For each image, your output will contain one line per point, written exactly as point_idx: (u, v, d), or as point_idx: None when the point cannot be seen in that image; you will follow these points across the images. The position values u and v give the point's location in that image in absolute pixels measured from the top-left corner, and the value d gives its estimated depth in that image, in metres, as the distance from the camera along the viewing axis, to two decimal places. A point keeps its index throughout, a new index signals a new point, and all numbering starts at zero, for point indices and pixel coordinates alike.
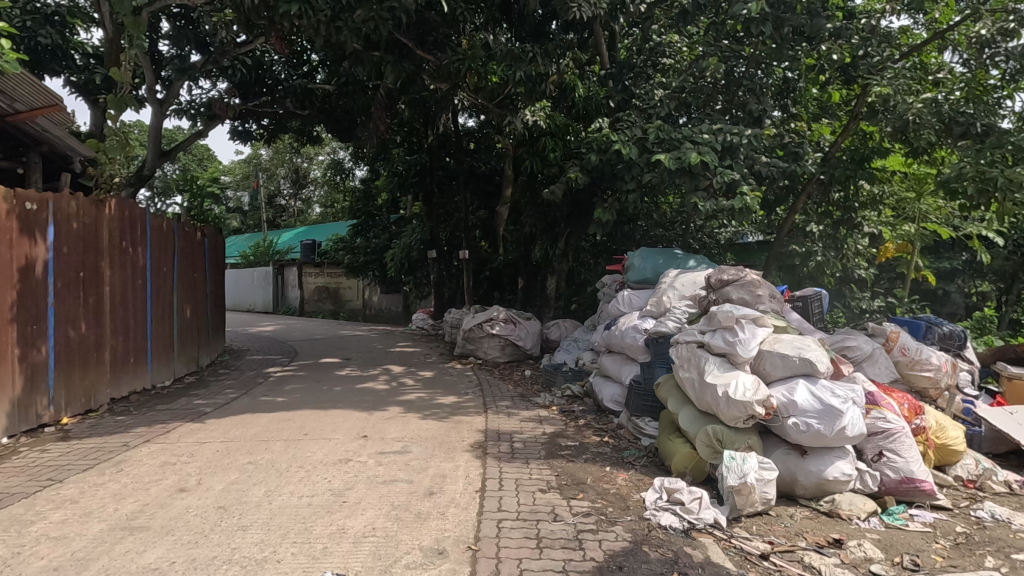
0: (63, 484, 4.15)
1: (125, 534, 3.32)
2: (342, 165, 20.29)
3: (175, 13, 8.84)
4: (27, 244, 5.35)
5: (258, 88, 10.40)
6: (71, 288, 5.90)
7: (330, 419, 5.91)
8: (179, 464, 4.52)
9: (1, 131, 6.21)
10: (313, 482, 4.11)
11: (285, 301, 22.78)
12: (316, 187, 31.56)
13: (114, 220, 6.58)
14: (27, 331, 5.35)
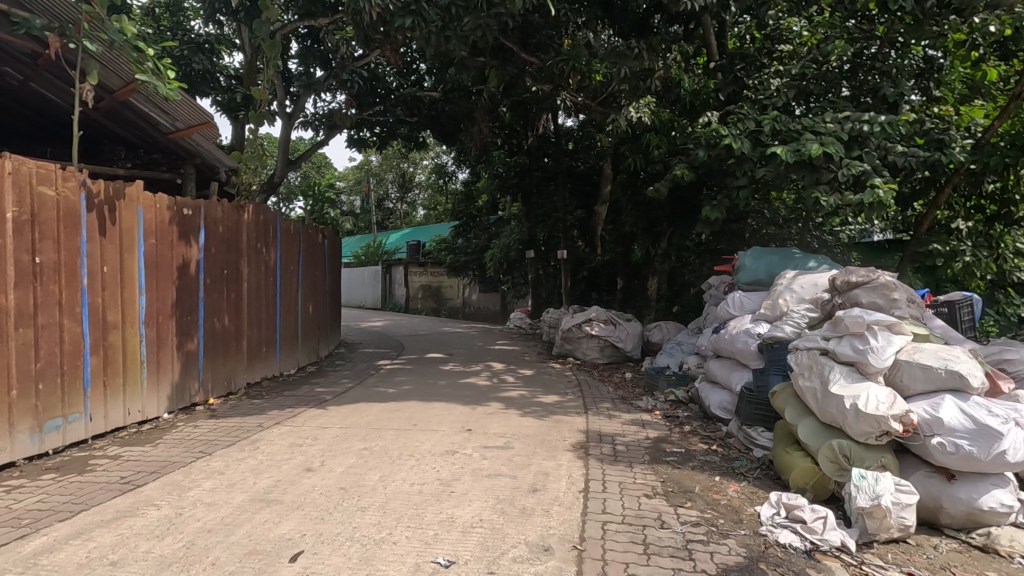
0: (213, 456, 4.71)
1: (263, 505, 3.69)
2: (445, 169, 21.10)
3: (303, 34, 9.69)
4: (183, 245, 6.11)
5: (372, 98, 11.00)
6: (217, 284, 6.66)
7: (436, 411, 6.19)
8: (305, 446, 4.96)
9: (165, 147, 7.14)
10: (423, 470, 4.33)
11: (392, 299, 24.12)
12: (420, 190, 33.10)
13: (251, 223, 7.34)
14: (183, 321, 6.12)
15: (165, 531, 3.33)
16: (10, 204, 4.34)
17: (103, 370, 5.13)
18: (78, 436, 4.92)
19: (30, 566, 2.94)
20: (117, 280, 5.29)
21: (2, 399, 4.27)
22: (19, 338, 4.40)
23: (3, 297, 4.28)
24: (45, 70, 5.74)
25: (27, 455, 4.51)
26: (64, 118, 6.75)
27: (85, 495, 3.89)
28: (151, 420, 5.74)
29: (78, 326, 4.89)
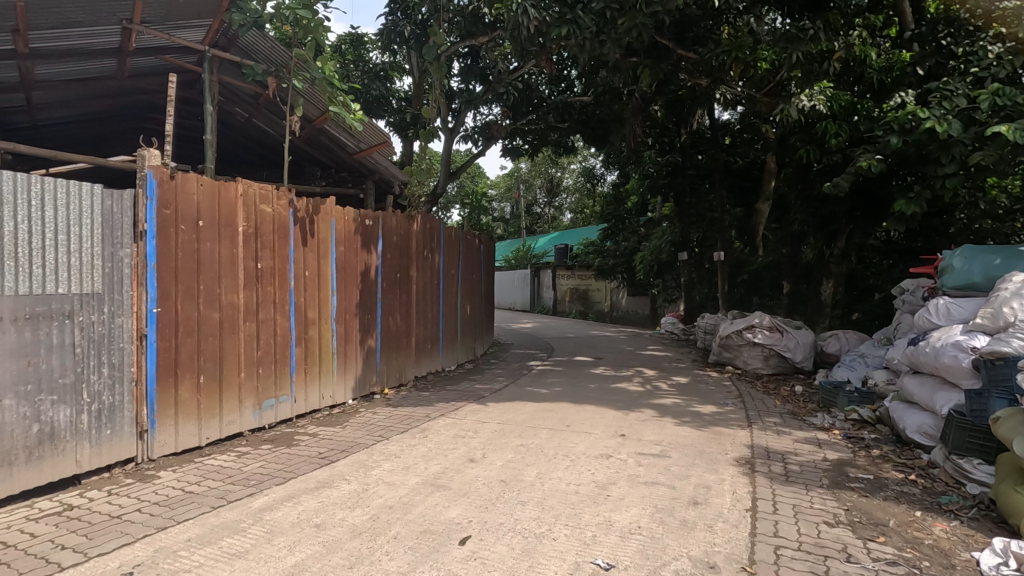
0: (390, 440, 5.26)
1: (434, 489, 4.02)
2: (593, 172, 21.04)
3: (464, 53, 10.37)
4: (365, 252, 6.92)
5: (526, 108, 11.44)
6: (392, 286, 7.43)
7: (588, 414, 6.22)
8: (467, 437, 5.31)
9: (352, 166, 8.12)
10: (578, 471, 4.38)
11: (540, 301, 24.67)
12: (568, 195, 33.43)
13: (420, 231, 8.06)
14: (364, 319, 6.92)
15: (355, 503, 3.80)
16: (242, 221, 5.29)
17: (304, 359, 6.01)
18: (286, 414, 5.81)
19: (257, 519, 3.54)
20: (315, 282, 6.16)
21: (234, 380, 5.21)
22: (246, 330, 5.33)
23: (236, 297, 5.23)
24: (263, 107, 6.88)
25: (251, 427, 5.43)
26: (276, 147, 8.02)
27: (293, 465, 4.58)
28: (340, 404, 6.58)
29: (287, 321, 5.78)
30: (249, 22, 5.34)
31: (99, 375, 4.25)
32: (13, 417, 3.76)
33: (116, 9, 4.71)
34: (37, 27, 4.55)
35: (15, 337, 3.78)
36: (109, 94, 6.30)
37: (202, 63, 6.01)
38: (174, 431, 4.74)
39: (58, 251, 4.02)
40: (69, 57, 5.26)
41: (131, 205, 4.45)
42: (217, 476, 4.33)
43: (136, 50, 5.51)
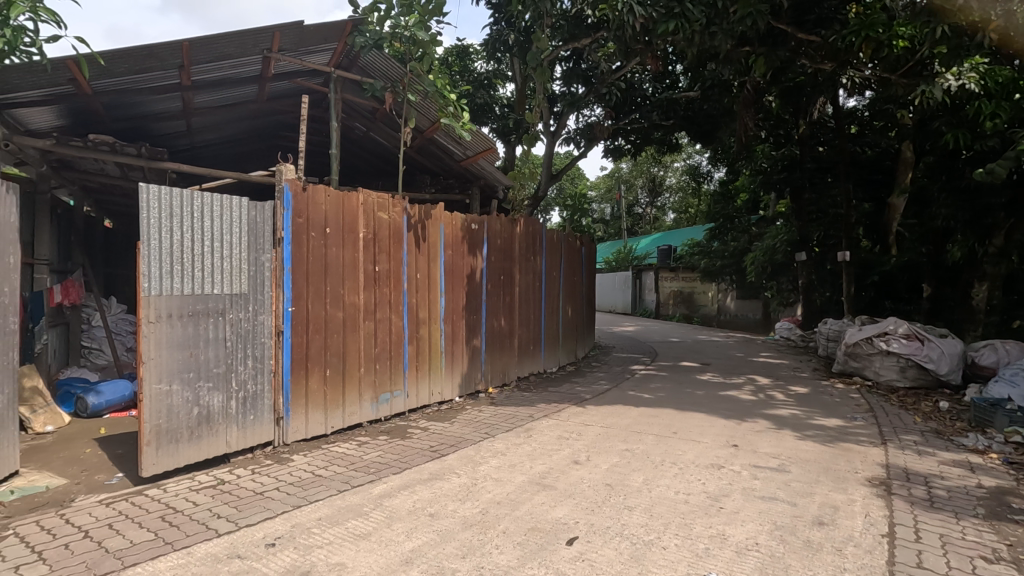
0: (496, 438, 5.40)
1: (539, 488, 4.08)
2: (699, 169, 20.15)
3: (567, 57, 10.40)
4: (472, 255, 7.17)
5: (629, 107, 11.23)
6: (496, 288, 7.63)
7: (696, 422, 5.97)
8: (571, 439, 5.32)
9: (459, 173, 8.45)
10: (688, 480, 4.22)
11: (642, 304, 24.06)
12: (671, 194, 32.27)
13: (522, 234, 8.20)
14: (470, 319, 7.16)
15: (465, 496, 3.95)
16: (362, 227, 5.71)
17: (416, 357, 6.35)
18: (399, 408, 6.17)
19: (378, 505, 3.80)
20: (426, 284, 6.49)
21: (355, 374, 5.64)
22: (365, 329, 5.74)
23: (357, 297, 5.65)
24: (379, 121, 7.37)
25: (369, 419, 5.84)
26: (390, 157, 8.56)
27: (407, 456, 4.86)
28: (447, 401, 6.87)
29: (401, 321, 6.14)
30: (369, 44, 5.76)
31: (245, 366, 4.79)
32: (180, 400, 4.35)
33: (258, 40, 5.31)
34: (197, 62, 5.25)
35: (181, 332, 4.38)
36: (251, 116, 7.10)
37: (328, 83, 6.58)
38: (305, 419, 5.22)
39: (214, 257, 4.60)
40: (221, 86, 5.99)
41: (271, 215, 4.98)
42: (341, 462, 4.71)
43: (274, 76, 6.16)
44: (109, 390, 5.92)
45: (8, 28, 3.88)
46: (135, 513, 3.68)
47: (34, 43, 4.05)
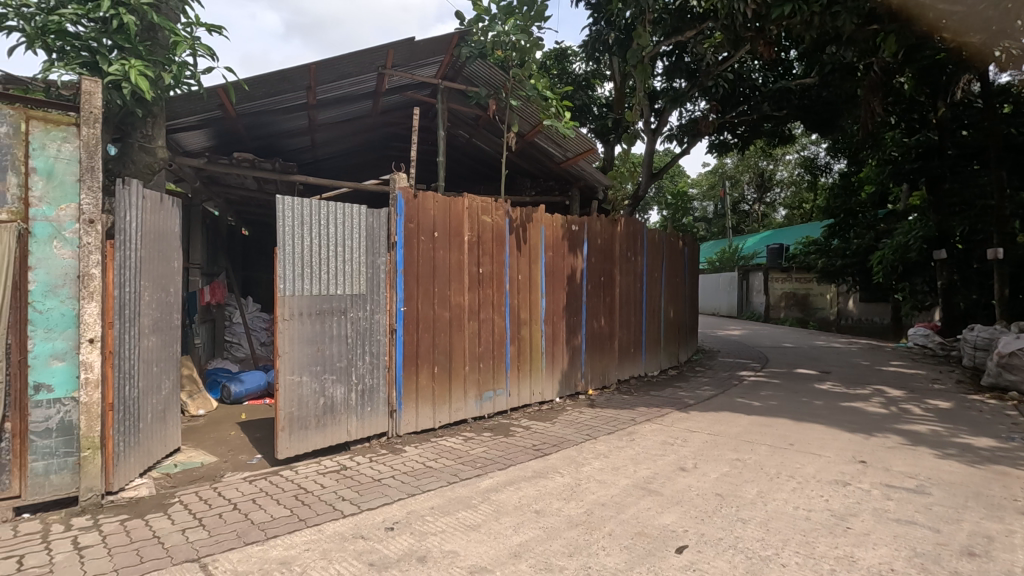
0: (598, 440, 5.38)
1: (644, 493, 4.01)
2: (815, 162, 18.66)
3: (669, 51, 10.10)
4: (572, 256, 7.19)
5: (736, 99, 10.68)
6: (596, 289, 7.58)
7: (815, 434, 5.54)
8: (676, 445, 5.16)
9: (559, 175, 8.50)
10: (808, 496, 3.94)
11: (749, 306, 22.69)
12: (782, 189, 30.10)
13: (623, 235, 8.08)
14: (570, 321, 7.18)
15: (570, 495, 3.98)
16: (467, 230, 5.93)
17: (517, 357, 6.48)
18: (502, 406, 6.33)
19: (485, 498, 3.93)
20: (527, 286, 6.61)
21: (460, 371, 5.87)
22: (470, 328, 5.96)
23: (462, 298, 5.89)
24: (482, 127, 7.62)
25: (474, 416, 6.05)
26: (492, 162, 8.81)
27: (511, 453, 4.98)
28: (548, 401, 6.94)
29: (503, 321, 6.30)
30: (475, 53, 6.01)
31: (363, 361, 5.17)
32: (309, 391, 4.79)
33: (374, 59, 5.72)
34: (322, 82, 5.76)
35: (310, 329, 4.82)
36: (366, 129, 7.63)
37: (435, 94, 6.92)
38: (415, 413, 5.53)
39: (337, 260, 5.00)
40: (341, 102, 6.51)
41: (386, 221, 5.33)
42: (449, 455, 4.94)
43: (387, 90, 6.59)
44: (249, 379, 6.64)
45: (174, 64, 4.52)
46: (273, 491, 4.10)
47: (193, 75, 4.67)
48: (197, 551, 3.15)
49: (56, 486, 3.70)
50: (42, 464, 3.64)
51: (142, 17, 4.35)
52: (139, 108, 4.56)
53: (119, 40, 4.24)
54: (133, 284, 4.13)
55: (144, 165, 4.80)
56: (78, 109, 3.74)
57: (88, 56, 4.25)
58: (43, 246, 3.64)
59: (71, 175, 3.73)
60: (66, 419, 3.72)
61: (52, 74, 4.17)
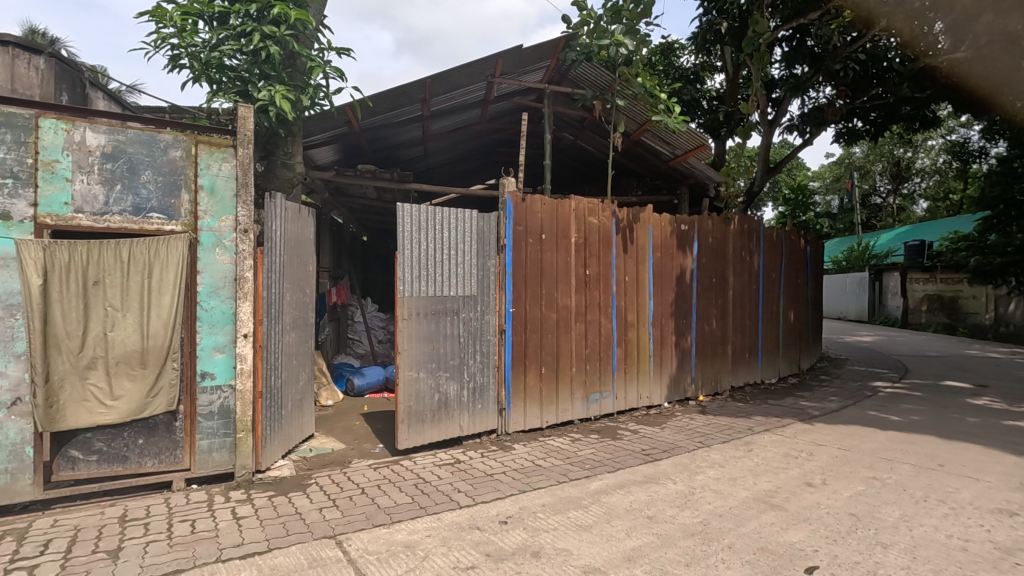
0: (712, 448, 5.16)
1: (766, 507, 3.78)
2: (966, 146, 16.43)
3: (788, 36, 9.41)
4: (681, 257, 6.95)
5: (868, 82, 9.69)
6: (707, 291, 7.27)
7: (971, 455, 4.89)
8: (801, 458, 4.81)
9: (667, 173, 8.25)
10: (964, 524, 3.49)
11: (882, 310, 20.48)
12: (923, 178, 26.73)
13: (737, 233, 7.67)
14: (680, 323, 6.95)
15: (684, 503, 3.86)
16: (574, 232, 5.96)
17: (624, 359, 6.38)
18: (608, 409, 6.27)
19: (596, 500, 3.93)
20: (635, 287, 6.49)
21: (567, 373, 5.90)
22: (577, 330, 5.97)
23: (569, 299, 5.91)
24: (587, 129, 7.62)
25: (580, 417, 6.05)
26: (596, 163, 8.77)
27: (621, 456, 4.92)
28: (656, 406, 6.76)
29: (610, 323, 6.24)
30: (580, 57, 6.03)
31: (474, 360, 5.38)
32: (425, 387, 5.07)
33: (484, 68, 5.93)
34: (436, 94, 6.06)
35: (426, 328, 5.10)
36: (475, 137, 7.92)
37: (541, 98, 7.03)
38: (523, 412, 5.64)
39: (451, 263, 5.25)
40: (452, 112, 6.82)
41: (495, 224, 5.50)
42: (558, 455, 4.99)
43: (495, 98, 6.80)
44: (369, 374, 7.18)
45: (310, 87, 5.04)
46: (395, 479, 4.39)
47: (326, 96, 5.17)
48: (333, 529, 3.47)
49: (217, 462, 4.24)
50: (207, 442, 4.19)
51: (285, 47, 4.87)
52: (282, 128, 5.12)
53: (267, 69, 4.79)
54: (277, 286, 4.63)
55: (285, 179, 5.37)
56: (234, 132, 4.27)
57: (241, 85, 4.84)
58: (208, 253, 4.19)
59: (229, 191, 4.26)
60: (225, 404, 4.26)
61: (214, 102, 4.80)
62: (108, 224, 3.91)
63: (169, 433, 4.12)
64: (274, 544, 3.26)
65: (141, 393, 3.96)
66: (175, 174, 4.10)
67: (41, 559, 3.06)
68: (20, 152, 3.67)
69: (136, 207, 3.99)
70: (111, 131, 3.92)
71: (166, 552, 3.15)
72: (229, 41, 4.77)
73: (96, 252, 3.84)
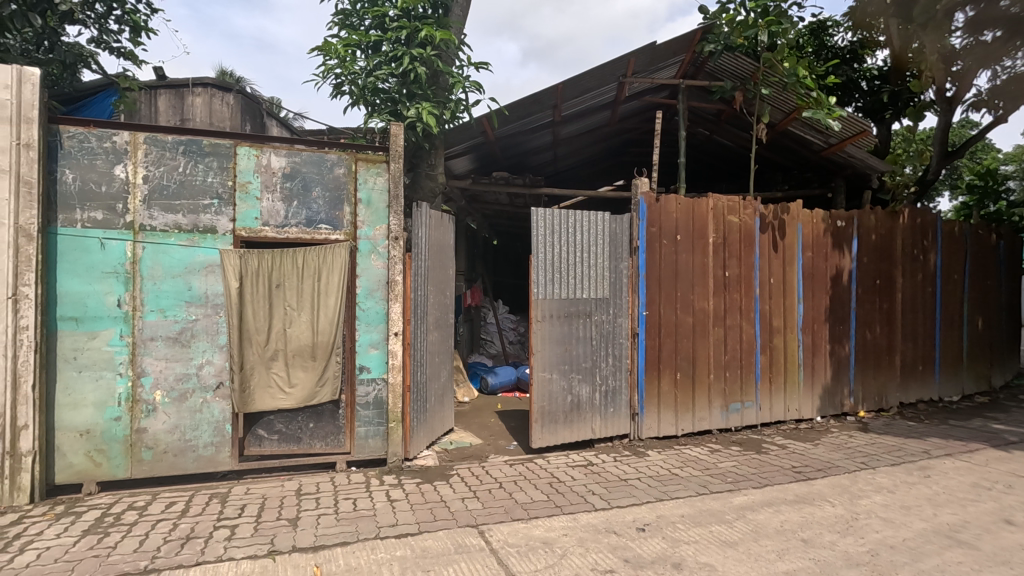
0: (878, 471, 4.60)
1: (950, 543, 3.29)
2: None
3: None
4: (837, 256, 6.30)
5: None
6: (869, 294, 6.49)
7: None
8: (996, 491, 4.10)
9: (819, 164, 7.50)
10: None
11: None
12: None
13: (907, 228, 6.76)
14: (835, 330, 6.29)
15: (846, 529, 3.49)
16: (712, 231, 5.67)
17: (769, 368, 5.93)
18: (751, 421, 5.86)
19: (741, 516, 3.70)
20: (781, 290, 6.00)
21: (705, 380, 5.62)
22: (715, 335, 5.67)
23: (706, 303, 5.64)
24: (724, 122, 7.22)
25: (719, 427, 5.73)
26: (735, 157, 8.25)
27: (767, 472, 4.58)
28: (806, 419, 6.18)
29: (752, 329, 5.83)
30: (719, 48, 5.79)
31: (606, 363, 5.34)
32: (558, 388, 5.15)
33: (615, 69, 5.88)
34: (567, 99, 6.12)
35: (559, 330, 5.18)
36: (605, 138, 7.86)
37: (675, 95, 6.81)
38: (658, 418, 5.48)
39: (583, 266, 5.28)
40: (583, 116, 6.85)
41: (628, 226, 5.42)
42: (696, 466, 4.78)
43: (626, 98, 6.70)
44: (502, 373, 7.47)
45: (452, 102, 5.43)
46: (530, 476, 4.52)
47: (465, 110, 5.51)
48: (475, 519, 3.66)
49: (372, 448, 4.68)
50: (364, 429, 4.66)
51: (430, 67, 5.27)
52: (426, 142, 5.56)
53: (414, 89, 5.22)
54: (423, 288, 5.00)
55: (428, 189, 5.79)
56: (387, 149, 4.70)
57: (392, 105, 5.32)
58: (365, 259, 4.66)
59: (382, 202, 4.70)
60: (379, 395, 4.70)
61: (370, 123, 5.33)
62: (288, 235, 4.51)
63: (333, 419, 4.63)
64: (423, 527, 3.52)
65: (312, 382, 4.51)
66: (339, 189, 4.62)
67: (239, 520, 3.62)
68: (224, 176, 4.37)
69: (309, 220, 4.55)
70: (290, 154, 4.51)
71: (334, 525, 3.55)
72: (382, 66, 5.26)
73: (278, 260, 4.44)
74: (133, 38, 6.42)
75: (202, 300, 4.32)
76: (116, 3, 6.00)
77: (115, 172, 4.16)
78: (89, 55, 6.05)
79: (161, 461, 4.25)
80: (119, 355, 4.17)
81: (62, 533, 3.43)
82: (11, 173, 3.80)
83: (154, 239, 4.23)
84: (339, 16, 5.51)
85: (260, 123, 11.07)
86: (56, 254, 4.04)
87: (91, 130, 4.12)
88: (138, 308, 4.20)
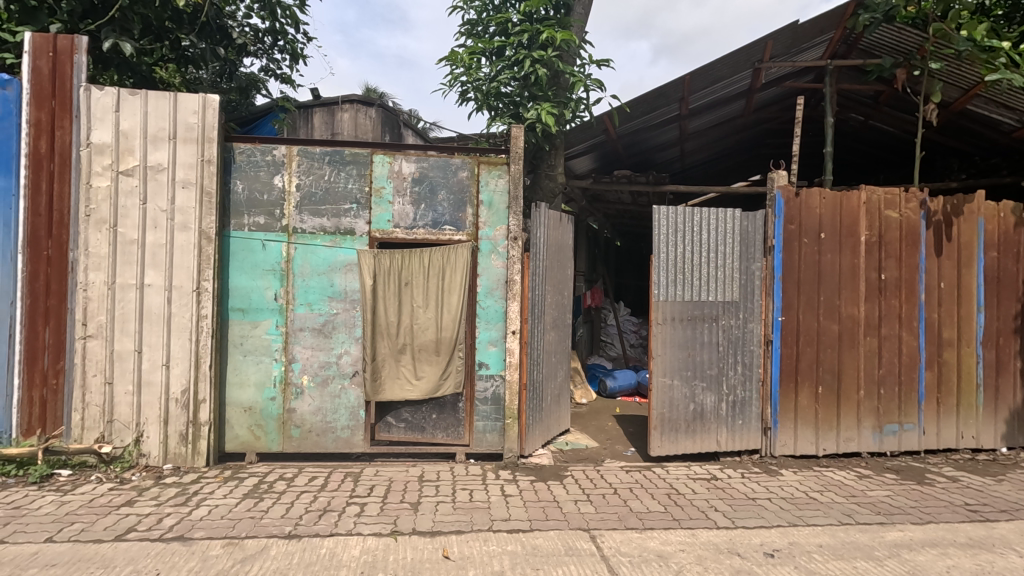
0: None
1: None
2: None
3: None
4: None
5: None
6: None
7: None
8: None
9: (1011, 146, 6.28)
10: None
11: None
12: None
13: None
14: None
15: None
16: (865, 228, 5.01)
17: (937, 386, 5.10)
18: (912, 446, 5.09)
19: (895, 554, 3.22)
20: (955, 295, 5.14)
21: (853, 396, 5.00)
22: (867, 346, 5.01)
23: (856, 309, 5.00)
24: (883, 104, 6.36)
25: (871, 450, 5.05)
26: (897, 144, 7.23)
27: (932, 507, 3.93)
28: (987, 450, 5.22)
29: (916, 340, 5.06)
30: (878, 19, 4.99)
31: (735, 372, 4.97)
32: (680, 395, 4.91)
33: (751, 54, 5.46)
34: (695, 91, 5.80)
35: (682, 334, 4.93)
36: (737, 131, 7.34)
37: (822, 77, 6.14)
38: (794, 435, 4.97)
39: (710, 266, 4.96)
40: (713, 108, 6.44)
41: (762, 223, 4.99)
42: (839, 491, 4.26)
43: (762, 85, 6.16)
44: (621, 376, 7.28)
45: (572, 102, 5.42)
46: (648, 485, 4.35)
47: (586, 108, 5.46)
48: (587, 522, 3.60)
49: (490, 442, 4.84)
50: (482, 423, 4.83)
51: (551, 68, 5.33)
52: (546, 143, 5.61)
53: (535, 91, 5.29)
54: (541, 288, 5.03)
55: (548, 189, 5.82)
56: (508, 152, 4.81)
57: (514, 108, 5.44)
58: (486, 258, 4.82)
59: (503, 203, 4.82)
60: (496, 391, 4.84)
61: (492, 127, 5.50)
62: (416, 236, 4.80)
63: (454, 412, 4.85)
64: (535, 525, 3.54)
65: (436, 375, 4.74)
66: (463, 192, 4.83)
67: (368, 498, 3.93)
68: (361, 183, 4.76)
69: (435, 222, 4.81)
70: (419, 160, 4.81)
71: (451, 513, 3.71)
72: (505, 70, 5.40)
73: (407, 259, 4.73)
74: (292, 64, 7.27)
75: (343, 296, 4.76)
76: (280, 35, 6.84)
77: (275, 181, 4.73)
78: (261, 81, 6.98)
79: (307, 439, 4.75)
80: (275, 342, 4.74)
81: (227, 495, 3.97)
82: (197, 186, 4.48)
83: (304, 240, 4.74)
84: (466, 26, 5.75)
85: (398, 134, 11.96)
86: (229, 254, 4.70)
87: (256, 145, 4.73)
88: (290, 302, 4.74)
